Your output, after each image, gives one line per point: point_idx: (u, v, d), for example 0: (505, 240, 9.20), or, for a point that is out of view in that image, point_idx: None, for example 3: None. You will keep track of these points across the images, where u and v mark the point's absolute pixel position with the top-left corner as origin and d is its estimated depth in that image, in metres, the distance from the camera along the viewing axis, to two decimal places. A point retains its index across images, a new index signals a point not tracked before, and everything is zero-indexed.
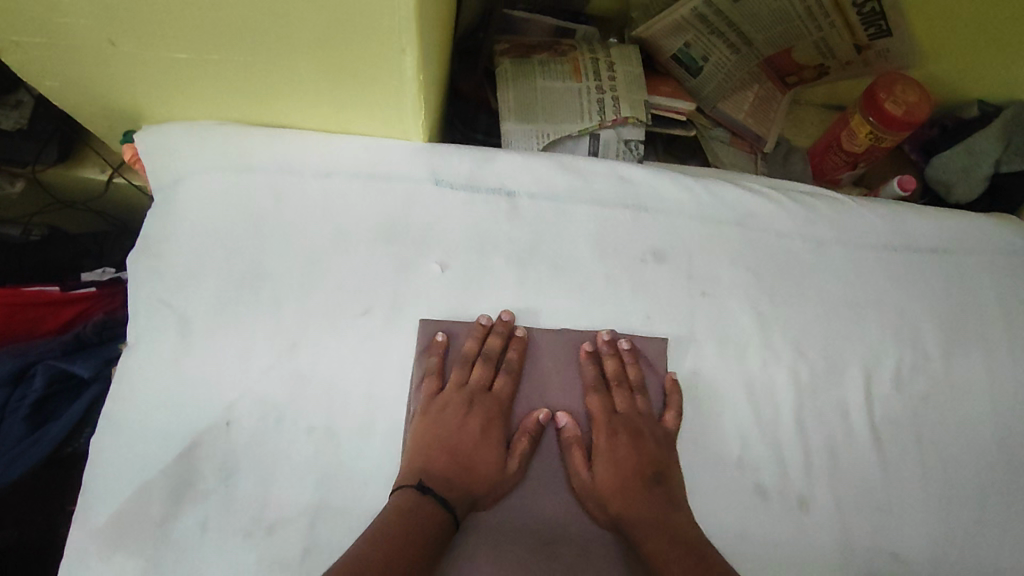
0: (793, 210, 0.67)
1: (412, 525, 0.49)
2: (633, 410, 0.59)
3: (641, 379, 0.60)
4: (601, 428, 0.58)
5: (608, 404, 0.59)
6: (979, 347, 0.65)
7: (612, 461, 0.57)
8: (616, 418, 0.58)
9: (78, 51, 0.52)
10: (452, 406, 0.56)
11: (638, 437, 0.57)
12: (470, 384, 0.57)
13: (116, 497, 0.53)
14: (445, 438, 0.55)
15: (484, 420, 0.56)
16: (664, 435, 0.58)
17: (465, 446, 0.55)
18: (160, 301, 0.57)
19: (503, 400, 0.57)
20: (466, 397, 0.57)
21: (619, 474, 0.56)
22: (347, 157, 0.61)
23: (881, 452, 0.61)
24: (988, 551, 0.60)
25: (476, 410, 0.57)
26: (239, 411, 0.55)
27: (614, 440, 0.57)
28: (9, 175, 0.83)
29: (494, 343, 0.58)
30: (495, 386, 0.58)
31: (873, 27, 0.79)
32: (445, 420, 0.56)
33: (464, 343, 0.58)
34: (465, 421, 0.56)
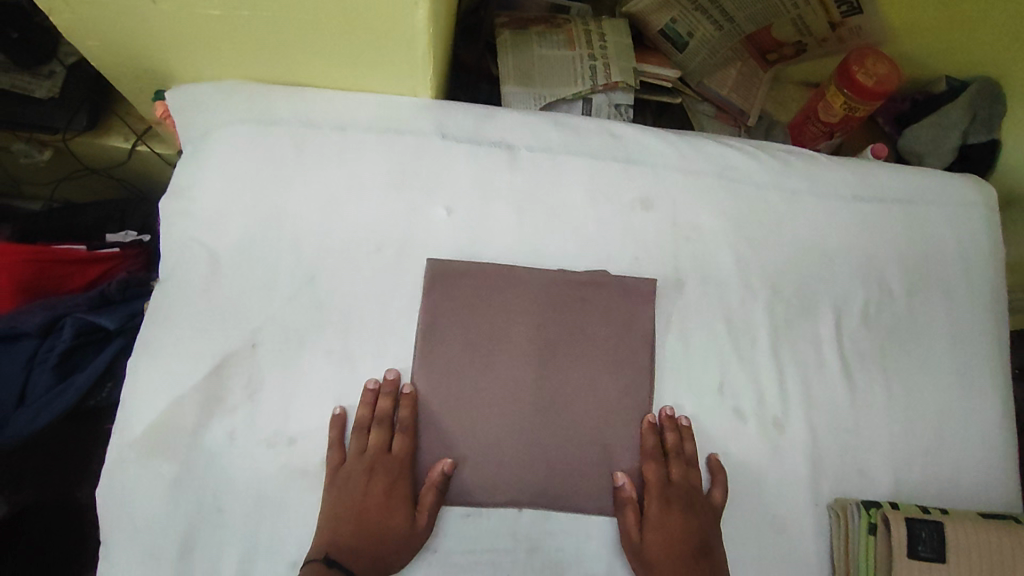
0: (770, 165, 0.72)
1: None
2: (688, 481, 0.61)
3: (694, 450, 0.62)
4: (653, 499, 0.60)
5: (662, 474, 0.61)
6: (940, 288, 0.71)
7: (666, 533, 0.59)
8: (669, 489, 0.61)
9: (119, 10, 0.57)
10: (356, 473, 0.58)
11: (690, 510, 0.60)
12: (370, 449, 0.59)
13: (150, 412, 0.58)
14: (351, 501, 0.57)
15: (388, 481, 0.58)
16: (711, 509, 0.61)
17: (373, 506, 0.57)
18: (191, 239, 0.63)
19: (404, 458, 0.59)
20: (366, 463, 0.58)
21: (671, 546, 0.58)
22: (362, 112, 0.67)
23: (851, 381, 0.67)
24: (948, 468, 0.66)
25: (379, 467, 0.59)
26: (264, 336, 0.60)
27: (668, 512, 0.60)
28: (39, 143, 0.88)
29: (384, 406, 0.59)
30: (394, 447, 0.59)
31: (845, 5, 0.87)
32: (367, 485, 0.58)
33: (360, 411, 0.60)
34: (369, 487, 0.58)
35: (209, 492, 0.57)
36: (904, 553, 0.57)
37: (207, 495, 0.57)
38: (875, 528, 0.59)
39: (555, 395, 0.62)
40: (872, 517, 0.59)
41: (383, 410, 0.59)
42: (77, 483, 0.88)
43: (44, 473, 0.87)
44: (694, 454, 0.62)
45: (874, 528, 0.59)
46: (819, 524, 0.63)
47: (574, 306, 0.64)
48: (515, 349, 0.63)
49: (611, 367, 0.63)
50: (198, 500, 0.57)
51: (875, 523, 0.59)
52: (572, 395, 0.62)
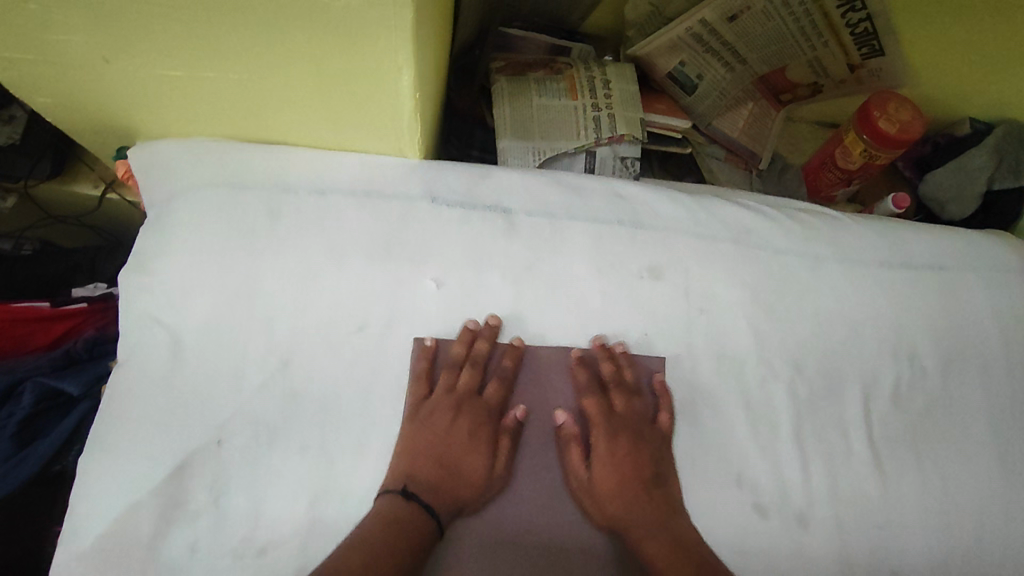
0: (790, 228, 0.66)
1: (397, 543, 0.50)
2: (631, 411, 0.59)
3: (636, 383, 0.60)
4: (600, 432, 0.58)
5: (605, 405, 0.59)
6: (976, 364, 0.65)
7: (609, 462, 0.57)
8: (614, 419, 0.59)
9: (71, 68, 0.52)
10: (441, 411, 0.57)
11: (638, 439, 0.58)
12: (458, 389, 0.58)
13: (102, 519, 0.51)
14: (434, 445, 0.56)
15: (473, 423, 0.57)
16: (659, 437, 0.59)
17: (453, 447, 0.56)
18: (152, 319, 0.56)
19: (490, 406, 0.58)
20: (452, 402, 0.57)
21: (620, 481, 0.56)
22: (342, 175, 0.61)
23: (881, 471, 0.61)
24: (992, 570, 0.60)
25: (460, 411, 0.57)
26: (230, 430, 0.54)
27: (614, 443, 0.58)
28: (2, 190, 0.82)
29: (480, 348, 0.58)
30: (485, 392, 0.58)
31: (864, 48, 0.79)
32: (450, 423, 0.57)
33: (453, 348, 0.59)
34: (453, 425, 0.57)
35: None
36: None
37: None
38: None
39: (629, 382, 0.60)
40: None
41: (479, 352, 0.58)
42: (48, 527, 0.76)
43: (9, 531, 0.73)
44: (636, 380, 0.60)
45: None
46: None
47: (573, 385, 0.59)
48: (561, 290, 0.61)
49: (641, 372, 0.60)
50: None
51: None
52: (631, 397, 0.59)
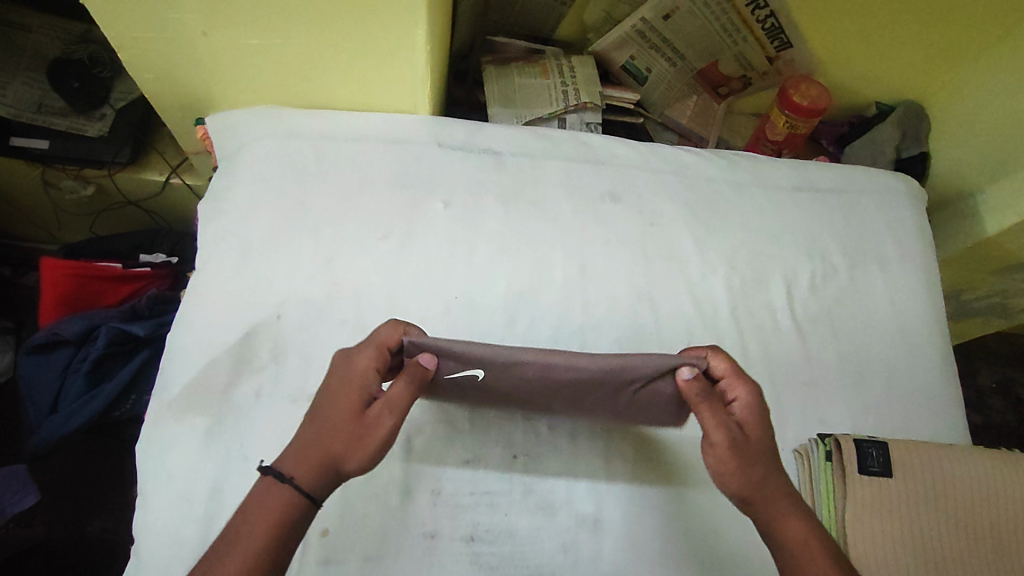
0: (720, 163, 0.84)
1: (276, 537, 0.49)
2: (753, 404, 0.56)
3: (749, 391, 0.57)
4: (745, 407, 0.56)
5: (741, 407, 0.56)
6: (877, 262, 0.82)
7: (747, 455, 0.54)
8: (756, 418, 0.56)
9: (176, 44, 0.71)
10: (345, 413, 0.54)
11: (752, 426, 0.55)
12: (364, 396, 0.55)
13: (187, 374, 0.66)
14: (323, 440, 0.53)
15: (355, 432, 0.53)
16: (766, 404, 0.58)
17: (332, 442, 0.52)
18: (224, 232, 0.73)
19: (384, 421, 0.54)
20: (355, 404, 0.54)
21: (758, 475, 0.53)
22: (370, 126, 0.80)
23: (805, 342, 0.76)
24: (897, 415, 0.74)
25: (354, 420, 0.53)
26: (287, 308, 0.69)
27: (745, 438, 0.54)
28: (85, 179, 1.01)
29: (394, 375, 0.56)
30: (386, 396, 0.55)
31: (776, 41, 1.01)
32: (333, 382, 0.55)
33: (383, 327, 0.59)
34: (334, 388, 0.55)
35: (237, 442, 0.64)
36: (855, 471, 0.65)
37: (235, 444, 0.64)
38: (830, 454, 0.66)
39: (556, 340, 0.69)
40: (826, 444, 0.67)
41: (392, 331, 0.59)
42: (86, 519, 0.99)
43: (60, 505, 1.00)
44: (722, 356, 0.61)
45: (830, 454, 0.66)
46: (788, 467, 0.69)
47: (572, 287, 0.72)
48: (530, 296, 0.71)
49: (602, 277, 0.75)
50: (227, 450, 0.63)
51: (830, 449, 0.67)
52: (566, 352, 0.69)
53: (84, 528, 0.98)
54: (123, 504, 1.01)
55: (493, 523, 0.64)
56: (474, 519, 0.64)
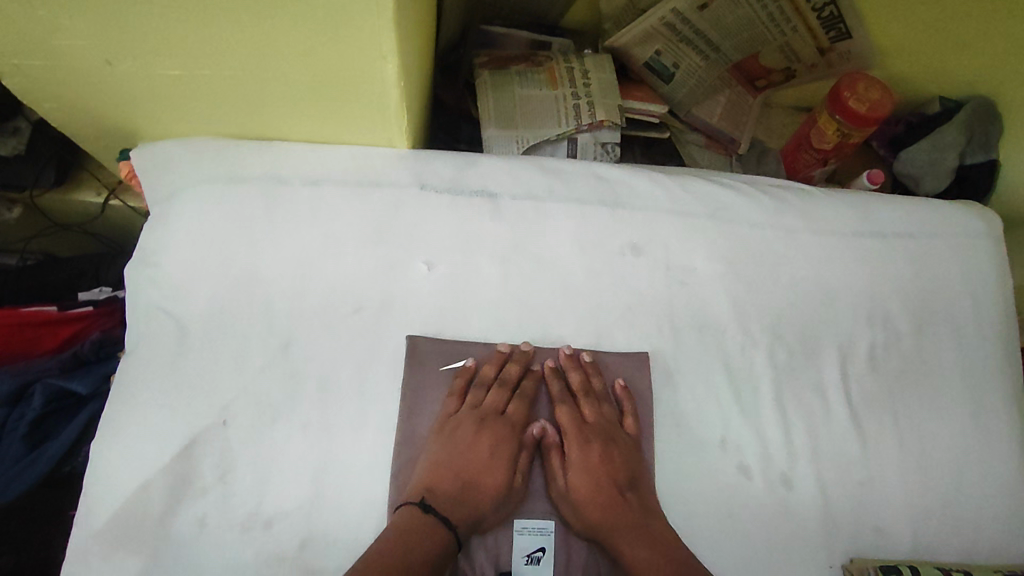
0: (763, 202, 0.69)
1: (405, 541, 0.51)
2: (603, 418, 0.62)
3: (603, 387, 0.63)
4: (566, 417, 0.62)
5: (577, 417, 0.62)
6: (948, 326, 0.68)
7: (579, 483, 0.58)
8: (586, 428, 0.61)
9: (78, 72, 0.55)
10: (466, 425, 0.60)
11: (610, 444, 0.60)
12: (485, 407, 0.60)
13: (115, 498, 0.54)
14: (467, 463, 0.58)
15: (495, 442, 0.59)
16: (631, 436, 0.61)
17: (472, 460, 0.58)
18: (157, 309, 0.59)
19: (517, 423, 0.61)
20: (478, 418, 0.60)
21: (595, 481, 0.58)
22: (333, 165, 0.64)
23: (861, 431, 0.64)
24: (971, 520, 0.62)
25: (477, 443, 0.59)
26: (234, 411, 0.56)
27: (588, 450, 0.60)
28: (6, 201, 0.85)
29: (512, 371, 0.61)
30: (508, 411, 0.61)
31: (833, 31, 0.84)
32: (445, 435, 0.59)
33: (485, 367, 0.61)
34: (476, 438, 0.59)
35: None
36: None
37: None
38: None
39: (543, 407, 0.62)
40: None
41: (509, 373, 0.61)
42: None
43: None
44: (603, 386, 0.63)
45: None
46: None
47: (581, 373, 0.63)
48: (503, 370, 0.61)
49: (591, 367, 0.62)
50: None
51: None
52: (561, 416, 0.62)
53: None
54: None
55: None
56: None
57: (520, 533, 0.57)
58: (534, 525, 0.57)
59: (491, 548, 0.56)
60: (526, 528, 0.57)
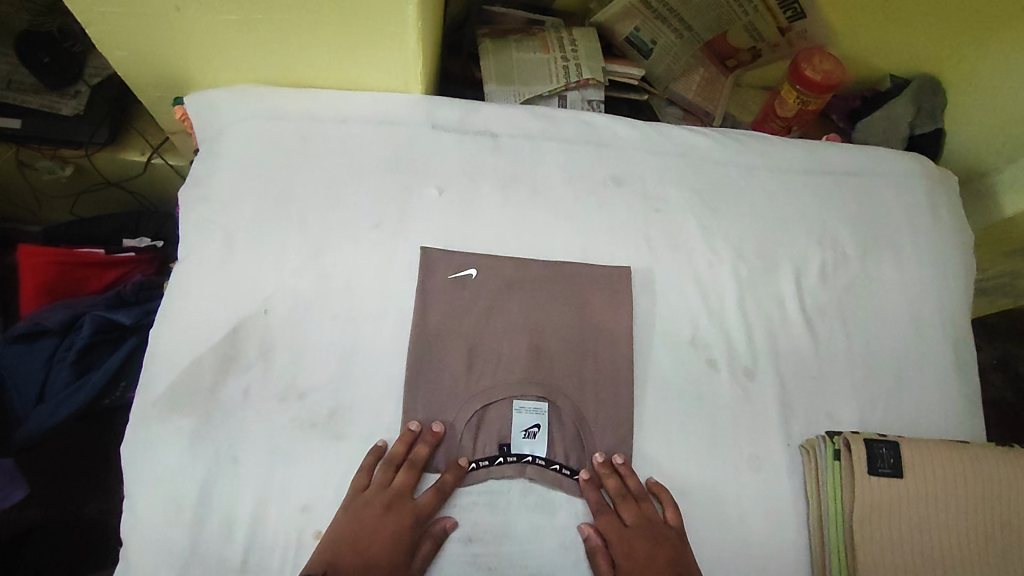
0: (728, 145, 0.80)
1: None
2: (643, 518, 0.63)
3: (623, 324, 0.70)
4: (612, 517, 0.63)
5: (618, 522, 0.63)
6: (890, 249, 0.78)
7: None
8: (630, 532, 0.62)
9: (149, 19, 0.66)
10: (375, 504, 0.60)
11: (654, 545, 0.61)
12: (392, 487, 0.61)
13: (172, 371, 0.63)
14: (354, 544, 0.58)
15: (398, 525, 0.59)
16: (671, 535, 0.62)
17: (374, 544, 0.58)
18: (207, 222, 0.69)
19: (422, 511, 0.61)
20: (384, 499, 0.60)
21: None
22: (358, 106, 0.75)
23: (814, 334, 0.74)
24: (908, 409, 0.72)
25: (372, 523, 0.59)
26: (274, 303, 0.66)
27: (632, 551, 0.61)
28: (61, 160, 0.96)
29: (420, 453, 0.63)
30: (417, 497, 0.61)
31: (789, 12, 0.96)
32: (354, 515, 0.59)
33: (396, 448, 0.62)
34: (381, 518, 0.59)
35: (227, 444, 0.61)
36: (865, 471, 0.63)
37: (225, 447, 0.61)
38: (839, 453, 0.65)
39: (538, 315, 0.69)
40: (836, 443, 0.65)
41: (418, 456, 0.62)
42: (84, 498, 0.96)
43: (56, 487, 0.96)
44: (639, 488, 0.64)
45: (839, 454, 0.65)
46: (794, 462, 0.68)
47: (566, 281, 0.71)
48: (498, 284, 0.70)
49: (575, 281, 0.71)
50: (216, 453, 0.61)
51: (839, 448, 0.65)
52: (551, 321, 0.69)
53: (81, 509, 0.96)
54: (118, 486, 0.98)
55: (490, 524, 0.62)
56: (473, 519, 0.62)
57: (518, 412, 0.65)
58: (531, 405, 0.66)
59: (495, 422, 0.65)
60: (524, 408, 0.66)
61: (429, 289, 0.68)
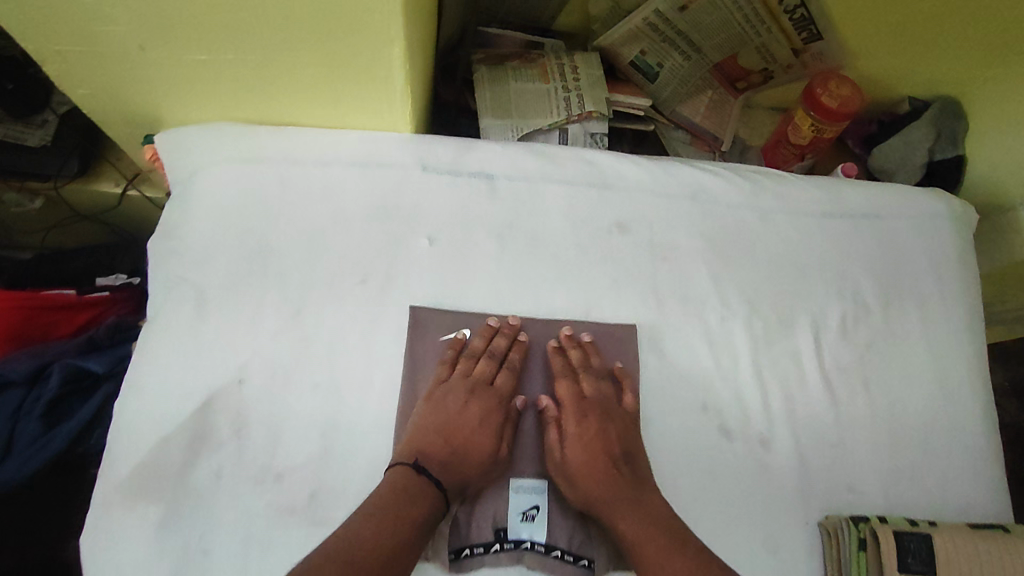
0: (740, 185, 0.75)
1: (404, 513, 0.55)
2: (600, 393, 0.64)
3: (602, 366, 0.66)
4: (567, 383, 0.65)
5: (576, 390, 0.65)
6: (914, 302, 0.73)
7: (584, 445, 0.62)
8: (584, 403, 0.64)
9: (110, 59, 0.60)
10: (456, 394, 0.63)
11: (604, 419, 0.63)
12: (474, 376, 0.64)
13: (138, 452, 0.58)
14: (439, 420, 0.62)
15: (483, 410, 0.63)
16: (624, 415, 0.64)
17: (465, 429, 0.62)
18: (177, 279, 0.64)
19: (503, 394, 0.64)
20: (468, 385, 0.63)
21: (590, 456, 0.61)
22: (342, 147, 0.69)
23: (834, 397, 0.68)
24: (936, 479, 0.67)
25: (456, 411, 0.62)
26: (249, 372, 0.61)
27: (585, 423, 0.63)
28: (30, 193, 0.90)
29: (499, 344, 0.65)
30: (497, 382, 0.64)
31: (805, 32, 0.89)
32: (438, 403, 0.62)
33: (474, 342, 0.65)
34: (465, 407, 0.62)
35: (196, 535, 0.56)
36: (895, 566, 0.58)
37: (194, 537, 0.56)
38: (865, 542, 0.59)
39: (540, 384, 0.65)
40: (862, 531, 0.60)
41: (496, 347, 0.65)
42: (65, 539, 0.88)
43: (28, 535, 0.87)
44: (603, 367, 0.66)
45: (865, 542, 0.59)
46: (813, 542, 0.63)
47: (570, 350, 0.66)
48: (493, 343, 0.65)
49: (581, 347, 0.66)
50: (184, 543, 0.55)
51: (865, 537, 0.60)
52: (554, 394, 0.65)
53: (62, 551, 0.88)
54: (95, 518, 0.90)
55: None
56: None
57: (516, 493, 0.61)
58: (529, 485, 0.61)
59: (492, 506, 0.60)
60: (521, 487, 0.61)
61: (422, 358, 0.64)
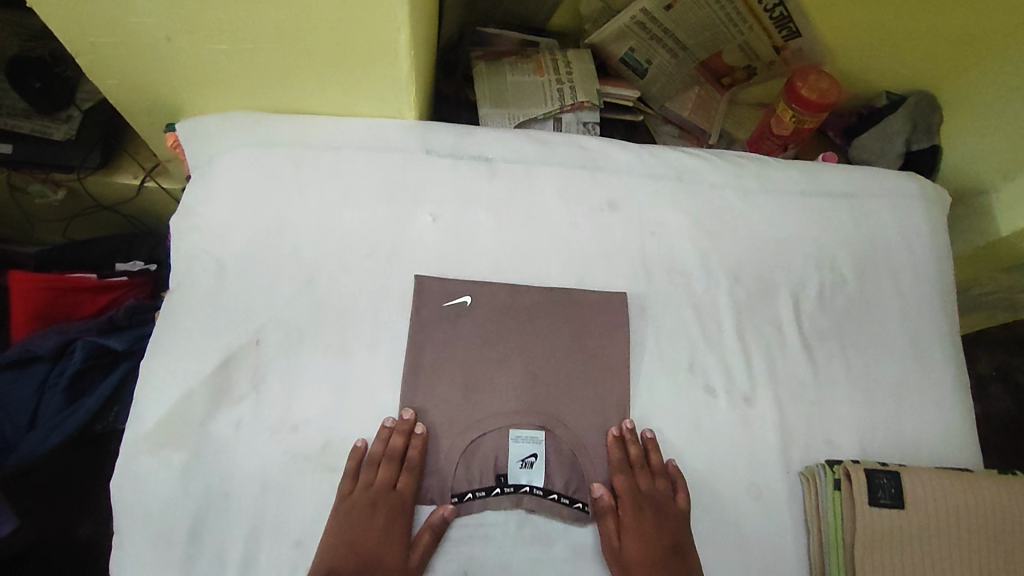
0: (723, 167, 0.80)
1: None
2: (655, 489, 0.65)
3: (598, 334, 0.69)
4: (622, 478, 0.65)
5: (631, 484, 0.65)
6: (888, 271, 0.78)
7: (641, 538, 0.62)
8: (642, 496, 0.64)
9: (141, 49, 0.65)
10: (361, 506, 0.61)
11: (659, 514, 0.63)
12: (375, 484, 0.62)
13: (161, 404, 0.62)
14: (348, 532, 0.60)
15: (387, 521, 0.61)
16: (679, 514, 0.64)
17: (371, 540, 0.60)
18: (199, 250, 0.69)
19: (407, 497, 0.63)
20: (371, 497, 0.61)
21: (649, 549, 0.62)
22: (352, 132, 0.75)
23: (812, 358, 0.73)
24: (910, 434, 0.71)
25: (366, 522, 0.60)
26: (266, 332, 0.66)
27: (642, 516, 0.63)
28: (54, 183, 0.95)
29: (396, 444, 0.63)
30: (401, 484, 0.63)
31: (784, 31, 0.96)
32: (347, 520, 0.60)
33: (374, 446, 0.63)
34: (372, 519, 0.60)
35: (217, 478, 0.61)
36: (866, 502, 0.63)
37: (215, 480, 0.61)
38: (839, 483, 0.64)
39: (534, 350, 0.68)
40: (836, 472, 0.65)
41: (395, 448, 0.62)
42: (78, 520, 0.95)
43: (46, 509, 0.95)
44: (660, 464, 0.66)
45: (839, 483, 0.64)
46: (792, 490, 0.67)
47: (563, 316, 0.70)
48: (491, 310, 0.69)
49: (571, 318, 0.70)
50: (206, 486, 0.60)
51: (839, 478, 0.65)
52: (547, 360, 0.68)
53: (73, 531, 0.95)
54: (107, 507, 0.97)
55: (487, 557, 0.61)
56: (470, 552, 0.61)
57: (515, 441, 0.64)
58: (528, 434, 0.65)
59: (492, 453, 0.64)
60: (520, 436, 0.65)
61: (426, 319, 0.68)
